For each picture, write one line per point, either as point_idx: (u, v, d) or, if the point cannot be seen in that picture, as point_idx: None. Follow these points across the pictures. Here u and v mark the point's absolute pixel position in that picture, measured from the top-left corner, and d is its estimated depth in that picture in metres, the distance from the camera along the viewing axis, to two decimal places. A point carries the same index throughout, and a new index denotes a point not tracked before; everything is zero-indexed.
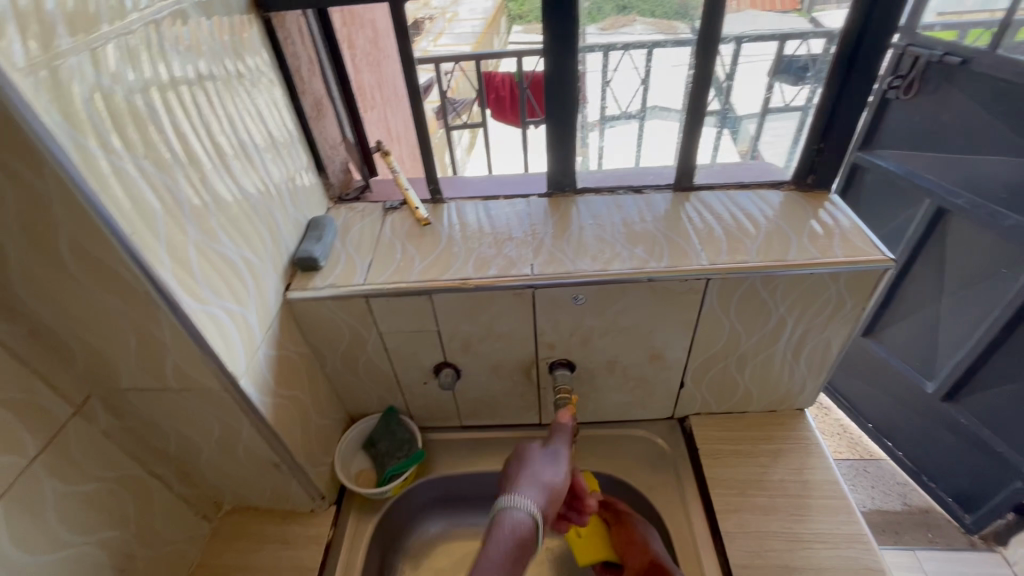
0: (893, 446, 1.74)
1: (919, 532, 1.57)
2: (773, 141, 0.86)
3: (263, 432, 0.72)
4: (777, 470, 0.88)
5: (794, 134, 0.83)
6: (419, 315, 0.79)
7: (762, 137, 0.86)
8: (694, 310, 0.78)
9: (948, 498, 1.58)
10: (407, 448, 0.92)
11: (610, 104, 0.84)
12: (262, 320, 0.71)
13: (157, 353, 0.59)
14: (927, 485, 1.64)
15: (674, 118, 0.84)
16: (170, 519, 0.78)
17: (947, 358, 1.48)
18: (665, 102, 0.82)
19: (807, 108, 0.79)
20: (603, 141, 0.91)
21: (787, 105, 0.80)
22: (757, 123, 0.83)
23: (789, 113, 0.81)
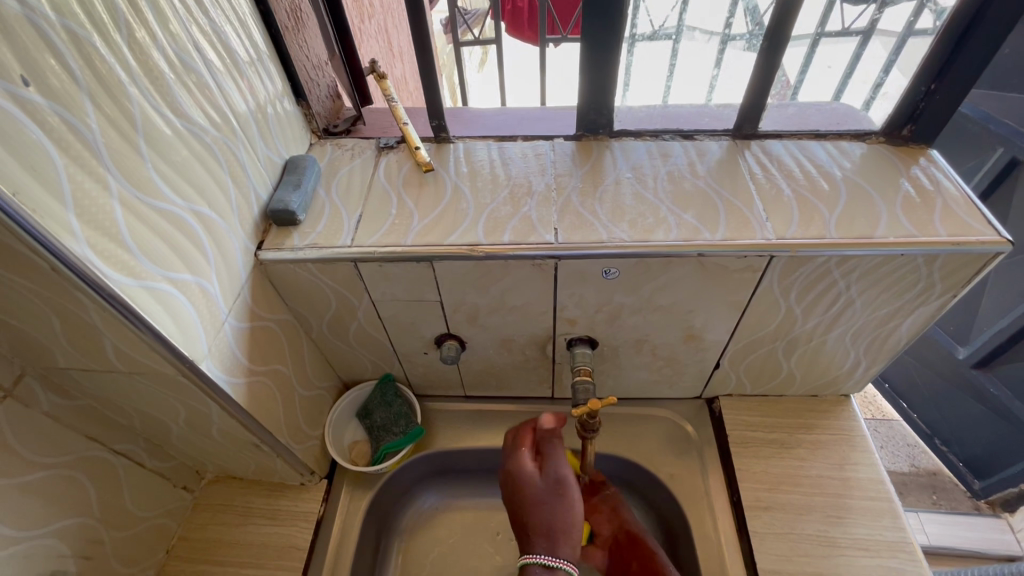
0: (909, 407, 1.44)
1: (923, 493, 1.26)
2: (823, 73, 0.71)
3: (236, 416, 0.62)
4: (816, 465, 0.79)
5: (849, 62, 0.69)
6: (418, 283, 0.67)
7: (809, 71, 0.70)
8: (747, 290, 0.65)
9: (959, 462, 1.29)
10: (404, 423, 0.83)
11: (640, 21, 0.74)
12: (227, 288, 0.59)
13: (91, 337, 0.48)
14: (935, 447, 1.35)
15: (702, 40, 0.69)
16: (144, 495, 0.71)
17: (985, 330, 1.24)
18: (701, 20, 0.68)
19: (869, 32, 0.63)
20: (629, 71, 0.74)
21: (844, 30, 0.63)
22: (806, 48, 0.66)
23: (845, 38, 0.64)
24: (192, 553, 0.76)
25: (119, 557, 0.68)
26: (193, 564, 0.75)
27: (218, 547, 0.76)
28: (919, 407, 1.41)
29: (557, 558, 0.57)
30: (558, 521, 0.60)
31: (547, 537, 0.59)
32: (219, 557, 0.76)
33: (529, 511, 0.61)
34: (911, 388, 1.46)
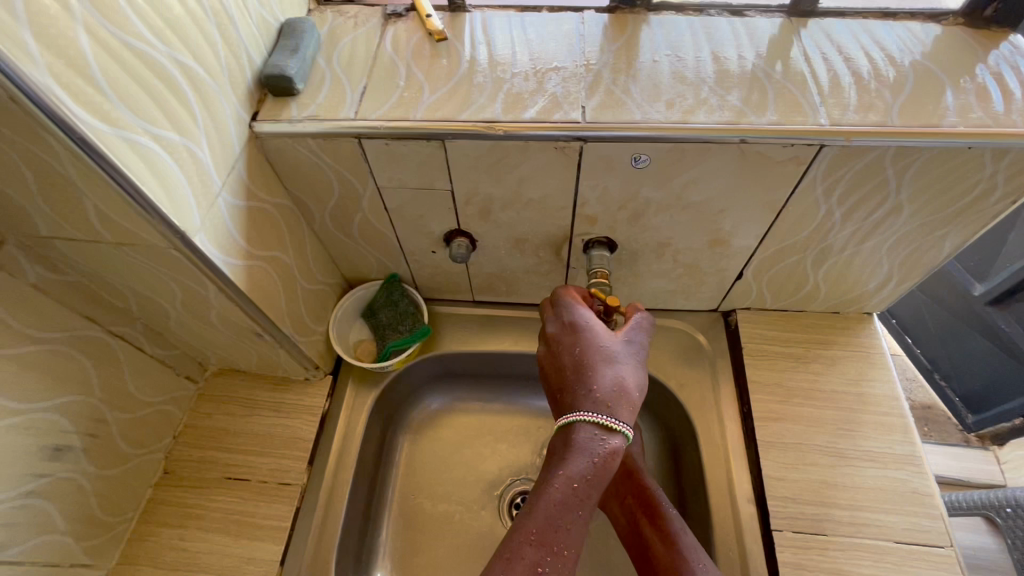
0: (912, 341, 1.26)
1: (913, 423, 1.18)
2: None
3: (235, 300, 0.59)
4: (830, 379, 0.77)
5: None
6: (427, 167, 0.61)
7: None
8: (787, 188, 0.60)
9: (955, 397, 1.18)
10: (411, 322, 0.81)
11: None
12: (221, 158, 0.53)
13: (69, 196, 0.44)
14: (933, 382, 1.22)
15: None
16: (147, 381, 0.70)
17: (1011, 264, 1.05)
18: None
19: None
20: None
21: None
22: None
23: None
24: (198, 439, 0.76)
25: (124, 437, 0.67)
26: (200, 449, 0.75)
27: (223, 435, 0.76)
28: (922, 340, 1.23)
29: (618, 422, 0.53)
30: (623, 394, 0.54)
31: (612, 399, 0.54)
32: (225, 443, 0.76)
33: (597, 362, 0.56)
34: (919, 323, 1.24)
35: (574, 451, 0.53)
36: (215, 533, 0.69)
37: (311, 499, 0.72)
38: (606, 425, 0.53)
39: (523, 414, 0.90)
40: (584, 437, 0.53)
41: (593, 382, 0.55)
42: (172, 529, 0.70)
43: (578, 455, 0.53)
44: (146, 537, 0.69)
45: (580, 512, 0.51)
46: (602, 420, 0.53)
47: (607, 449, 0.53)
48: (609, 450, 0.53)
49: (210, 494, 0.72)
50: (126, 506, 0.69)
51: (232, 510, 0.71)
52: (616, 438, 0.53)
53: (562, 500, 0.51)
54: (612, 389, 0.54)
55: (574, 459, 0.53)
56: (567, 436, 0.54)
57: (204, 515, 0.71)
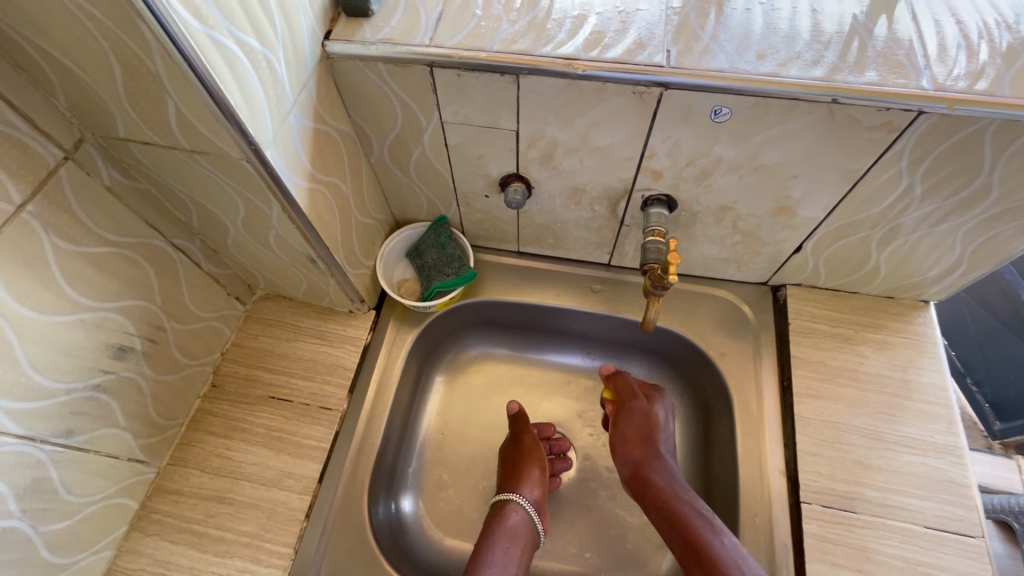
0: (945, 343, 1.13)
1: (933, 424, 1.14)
2: None
3: (296, 222, 0.60)
4: (877, 363, 0.75)
5: None
6: (497, 104, 0.60)
7: None
8: (870, 157, 0.57)
9: (984, 402, 1.11)
10: (457, 266, 0.81)
11: None
12: (295, 73, 0.52)
13: (154, 95, 0.44)
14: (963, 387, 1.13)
15: None
16: (201, 296, 0.72)
17: None
18: None
19: None
20: None
21: None
22: None
23: None
24: (243, 358, 0.79)
25: (179, 347, 0.70)
26: (245, 368, 0.78)
27: (268, 357, 0.79)
28: (951, 340, 1.13)
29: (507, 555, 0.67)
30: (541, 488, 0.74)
31: (504, 539, 0.68)
32: (270, 365, 0.78)
33: (499, 517, 0.71)
34: (959, 327, 1.11)
35: (511, 525, 0.70)
36: (258, 447, 0.73)
37: (349, 426, 0.75)
38: (528, 524, 0.71)
39: (520, 365, 0.92)
40: (515, 522, 0.70)
41: (496, 533, 0.69)
42: (218, 439, 0.73)
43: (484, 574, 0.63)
44: (193, 444, 0.73)
45: (521, 555, 0.68)
46: (523, 513, 0.71)
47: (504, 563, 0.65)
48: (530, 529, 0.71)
49: (254, 411, 0.75)
50: (177, 412, 0.72)
51: (274, 428, 0.74)
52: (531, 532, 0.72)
53: None
54: (538, 493, 0.74)
55: (499, 531, 0.69)
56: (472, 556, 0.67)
57: (248, 429, 0.74)
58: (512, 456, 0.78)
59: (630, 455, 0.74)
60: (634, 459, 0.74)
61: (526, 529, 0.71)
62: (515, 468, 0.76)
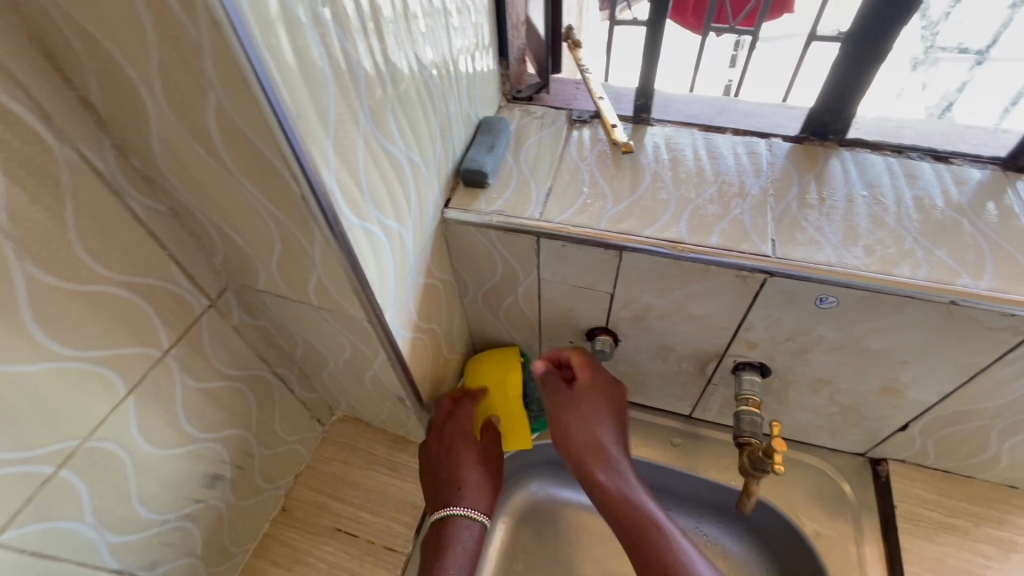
0: None
1: None
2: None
3: (396, 368, 0.62)
4: (1006, 569, 0.66)
5: None
6: (596, 270, 0.62)
7: None
8: (991, 355, 0.54)
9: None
10: (536, 410, 0.82)
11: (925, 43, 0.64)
12: (417, 241, 0.57)
13: (302, 268, 0.49)
14: None
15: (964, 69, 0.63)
16: (288, 419, 0.74)
17: None
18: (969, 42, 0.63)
19: None
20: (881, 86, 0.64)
21: None
22: None
23: None
24: (315, 484, 0.79)
25: (261, 472, 0.71)
26: (316, 495, 0.78)
27: (339, 485, 0.79)
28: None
29: (476, 511, 0.69)
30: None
31: (471, 496, 0.70)
32: (340, 493, 0.78)
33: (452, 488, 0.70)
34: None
35: (465, 542, 0.67)
36: None
37: (412, 572, 0.71)
38: (476, 535, 0.69)
39: (597, 517, 0.86)
40: (468, 531, 0.68)
41: (460, 522, 0.68)
42: (281, 572, 0.72)
43: (460, 552, 0.67)
44: (257, 574, 0.72)
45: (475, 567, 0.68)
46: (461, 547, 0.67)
47: (472, 539, 0.68)
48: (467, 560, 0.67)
49: (319, 543, 0.74)
50: (247, 537, 0.72)
51: (338, 566, 0.72)
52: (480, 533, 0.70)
53: None
54: (485, 497, 0.71)
55: (456, 548, 0.67)
56: (442, 530, 0.68)
57: (312, 564, 0.72)
58: (454, 455, 0.71)
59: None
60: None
61: (478, 534, 0.69)
62: (455, 472, 0.70)
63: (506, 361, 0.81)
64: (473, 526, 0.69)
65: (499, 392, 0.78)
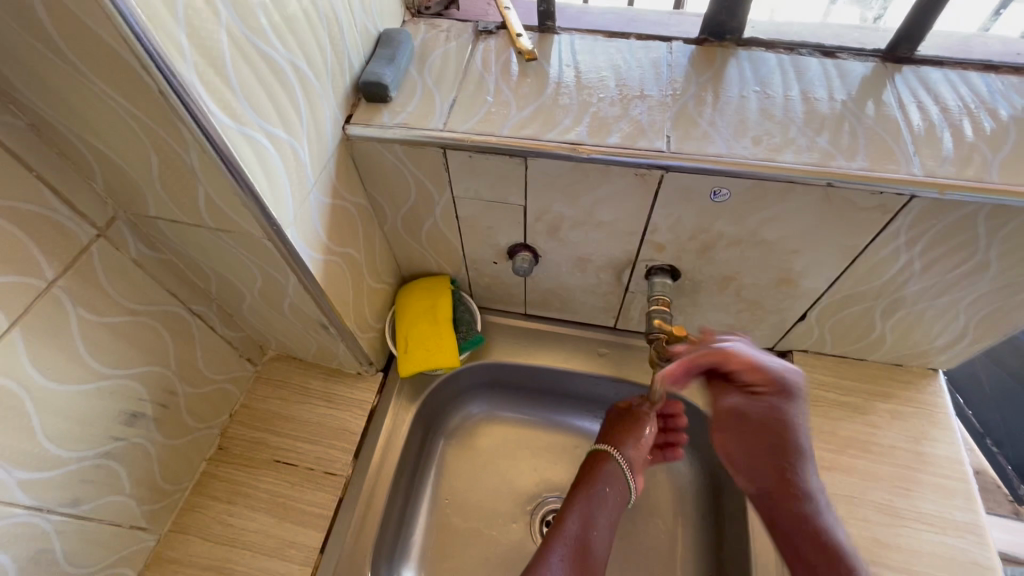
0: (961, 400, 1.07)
1: None
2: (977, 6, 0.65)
3: (312, 291, 0.62)
4: (888, 434, 0.74)
5: None
6: (506, 181, 0.62)
7: None
8: (867, 235, 0.58)
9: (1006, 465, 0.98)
10: (465, 330, 0.83)
11: None
12: (316, 156, 0.56)
13: (186, 182, 0.47)
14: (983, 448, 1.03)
15: None
16: (213, 358, 0.73)
17: None
18: None
19: None
20: None
21: None
22: None
23: None
24: (251, 421, 0.79)
25: (189, 411, 0.71)
26: (252, 431, 0.78)
27: (275, 420, 0.79)
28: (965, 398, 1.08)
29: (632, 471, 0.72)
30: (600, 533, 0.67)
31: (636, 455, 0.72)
32: (277, 427, 0.78)
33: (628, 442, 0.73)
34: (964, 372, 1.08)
35: (613, 478, 0.71)
36: (261, 513, 0.72)
37: (354, 491, 0.74)
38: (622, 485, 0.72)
39: (536, 430, 0.90)
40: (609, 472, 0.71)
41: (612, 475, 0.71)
42: (221, 505, 0.72)
43: (612, 486, 0.71)
44: (197, 509, 0.72)
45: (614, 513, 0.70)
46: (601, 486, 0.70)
47: (620, 494, 0.71)
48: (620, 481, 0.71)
49: (258, 475, 0.75)
50: (183, 476, 0.72)
51: (278, 494, 0.73)
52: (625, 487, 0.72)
53: (582, 525, 0.67)
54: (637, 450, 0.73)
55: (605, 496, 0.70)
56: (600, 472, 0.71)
57: (251, 494, 0.73)
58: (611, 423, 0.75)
59: (745, 404, 0.64)
60: (744, 399, 0.64)
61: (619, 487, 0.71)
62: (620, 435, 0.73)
63: (429, 285, 0.82)
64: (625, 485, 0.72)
65: (423, 313, 0.80)
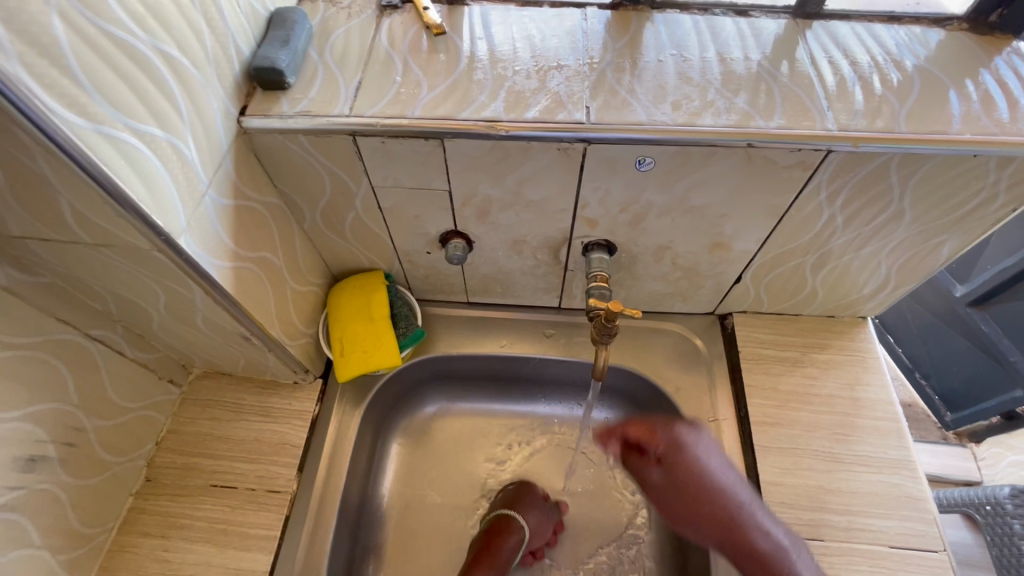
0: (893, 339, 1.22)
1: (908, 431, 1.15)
2: None
3: (223, 303, 0.56)
4: (826, 383, 0.77)
5: None
6: (426, 166, 0.59)
7: None
8: (791, 193, 0.59)
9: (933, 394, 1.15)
10: (405, 325, 0.78)
11: None
12: (206, 154, 0.50)
13: (43, 195, 0.41)
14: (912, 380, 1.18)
15: None
16: (126, 385, 0.67)
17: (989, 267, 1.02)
18: None
19: None
20: None
21: None
22: None
23: None
24: (180, 446, 0.73)
25: (103, 446, 0.64)
26: (183, 457, 0.72)
27: (209, 442, 0.74)
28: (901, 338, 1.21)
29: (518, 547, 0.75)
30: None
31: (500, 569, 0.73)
32: (210, 450, 0.73)
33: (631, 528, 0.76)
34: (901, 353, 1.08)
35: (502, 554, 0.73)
36: (200, 543, 0.67)
37: (301, 507, 0.70)
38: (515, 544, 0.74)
39: (492, 419, 0.89)
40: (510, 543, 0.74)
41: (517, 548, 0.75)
42: (155, 540, 0.67)
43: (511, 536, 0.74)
44: (128, 548, 0.66)
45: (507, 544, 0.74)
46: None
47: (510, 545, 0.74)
48: (517, 549, 0.75)
49: (194, 503, 0.69)
50: (106, 516, 0.66)
51: (218, 519, 0.68)
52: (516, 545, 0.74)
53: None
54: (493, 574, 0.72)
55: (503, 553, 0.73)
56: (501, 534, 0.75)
57: (188, 524, 0.68)
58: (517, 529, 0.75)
59: (677, 462, 0.68)
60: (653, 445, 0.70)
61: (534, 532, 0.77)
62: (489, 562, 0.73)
63: (362, 284, 0.77)
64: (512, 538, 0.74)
65: (360, 313, 0.76)
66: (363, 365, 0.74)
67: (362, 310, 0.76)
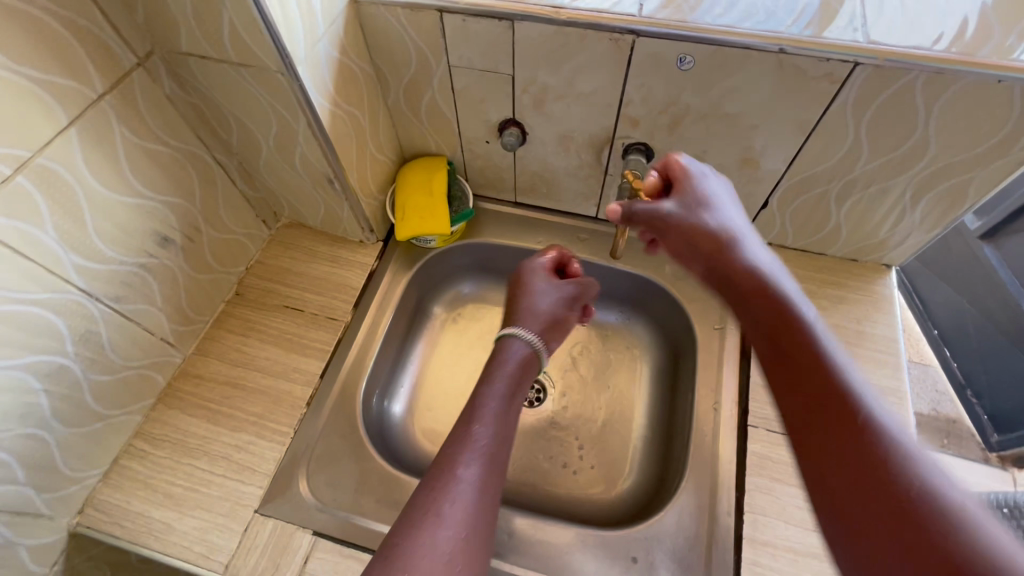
0: None
1: None
2: None
3: (319, 139, 0.70)
4: (834, 314, 0.82)
5: None
6: (496, 48, 0.69)
7: None
8: (819, 108, 0.64)
9: None
10: (457, 205, 0.91)
11: None
12: (326, 8, 0.63)
13: (213, 9, 0.55)
14: None
15: None
16: (233, 210, 0.83)
17: None
18: None
19: None
20: None
21: None
22: None
23: None
24: (264, 274, 0.89)
25: (211, 251, 0.81)
26: (266, 282, 0.88)
27: (286, 274, 0.89)
28: None
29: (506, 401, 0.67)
30: (483, 456, 0.59)
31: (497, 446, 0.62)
32: (287, 280, 0.89)
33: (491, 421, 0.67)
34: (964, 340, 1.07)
35: (517, 354, 0.72)
36: (271, 345, 0.83)
37: (351, 335, 0.84)
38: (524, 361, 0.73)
39: None
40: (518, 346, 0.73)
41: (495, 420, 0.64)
42: (238, 337, 0.83)
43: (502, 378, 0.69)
44: (217, 338, 0.83)
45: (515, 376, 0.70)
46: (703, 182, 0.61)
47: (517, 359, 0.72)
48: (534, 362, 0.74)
49: (270, 316, 0.85)
50: (205, 309, 0.83)
51: (286, 331, 0.84)
52: (528, 363, 0.73)
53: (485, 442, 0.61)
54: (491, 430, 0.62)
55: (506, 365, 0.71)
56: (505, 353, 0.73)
57: (263, 330, 0.84)
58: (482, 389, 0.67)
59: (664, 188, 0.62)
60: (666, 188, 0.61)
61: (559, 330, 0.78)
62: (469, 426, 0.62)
63: (426, 164, 0.90)
64: (527, 353, 0.73)
65: (420, 185, 0.88)
66: (417, 226, 0.86)
67: (423, 183, 0.88)
